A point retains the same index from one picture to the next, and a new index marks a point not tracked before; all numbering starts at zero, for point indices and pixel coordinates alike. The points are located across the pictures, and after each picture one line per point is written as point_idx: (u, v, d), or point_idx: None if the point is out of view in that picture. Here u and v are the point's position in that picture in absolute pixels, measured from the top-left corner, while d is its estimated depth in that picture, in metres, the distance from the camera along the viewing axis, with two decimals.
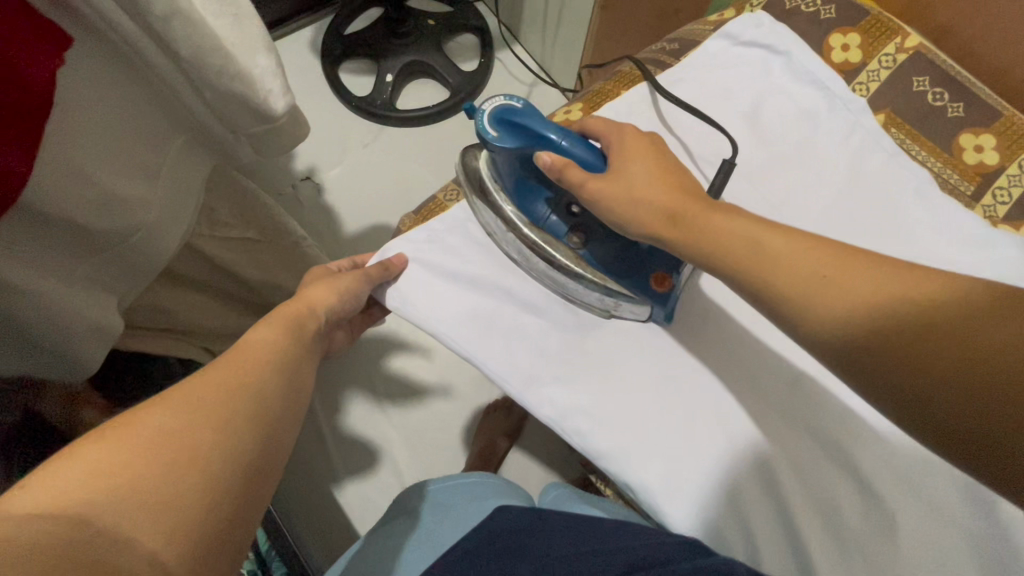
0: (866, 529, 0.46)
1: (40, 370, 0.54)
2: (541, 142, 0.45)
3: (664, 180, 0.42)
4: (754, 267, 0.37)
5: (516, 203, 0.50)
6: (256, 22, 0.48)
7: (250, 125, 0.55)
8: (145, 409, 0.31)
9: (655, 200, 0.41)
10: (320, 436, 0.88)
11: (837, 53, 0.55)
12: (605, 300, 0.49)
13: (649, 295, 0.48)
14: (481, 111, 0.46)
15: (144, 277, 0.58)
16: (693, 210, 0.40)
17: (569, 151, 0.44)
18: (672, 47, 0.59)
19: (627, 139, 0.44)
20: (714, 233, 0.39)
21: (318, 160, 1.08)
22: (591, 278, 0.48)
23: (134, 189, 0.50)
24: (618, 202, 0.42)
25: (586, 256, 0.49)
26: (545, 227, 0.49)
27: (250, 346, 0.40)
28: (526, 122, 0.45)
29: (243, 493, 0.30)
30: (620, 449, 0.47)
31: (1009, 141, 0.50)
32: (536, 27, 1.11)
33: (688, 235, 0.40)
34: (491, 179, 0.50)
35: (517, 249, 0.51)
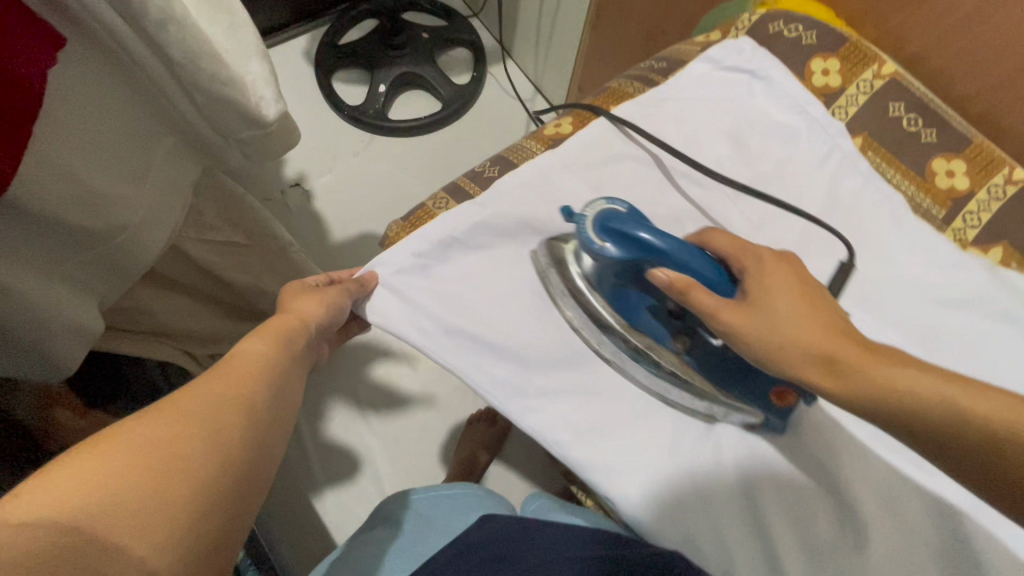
0: (840, 543, 0.47)
1: (15, 370, 0.53)
2: (651, 254, 0.46)
3: (815, 316, 0.41)
4: (898, 407, 0.36)
5: (616, 305, 0.51)
6: (251, 32, 0.51)
7: (242, 130, 0.55)
8: (138, 415, 0.30)
9: (807, 344, 0.39)
10: (300, 444, 0.87)
11: (817, 77, 0.57)
12: (714, 407, 0.50)
13: (765, 408, 0.48)
14: (584, 220, 0.47)
15: (127, 279, 0.57)
16: (851, 354, 0.38)
17: (687, 265, 0.45)
18: (661, 65, 0.62)
19: (766, 264, 0.44)
20: (878, 381, 0.37)
21: (308, 167, 1.08)
22: (699, 385, 0.50)
23: (120, 188, 0.50)
24: (762, 336, 0.41)
25: (689, 362, 0.50)
26: (648, 331, 0.51)
27: (240, 355, 0.39)
28: (629, 229, 0.45)
29: (236, 502, 0.30)
30: (603, 463, 0.47)
31: (979, 167, 0.52)
32: (529, 44, 1.13)
33: (845, 384, 0.38)
34: (591, 282, 0.51)
35: (613, 349, 0.52)
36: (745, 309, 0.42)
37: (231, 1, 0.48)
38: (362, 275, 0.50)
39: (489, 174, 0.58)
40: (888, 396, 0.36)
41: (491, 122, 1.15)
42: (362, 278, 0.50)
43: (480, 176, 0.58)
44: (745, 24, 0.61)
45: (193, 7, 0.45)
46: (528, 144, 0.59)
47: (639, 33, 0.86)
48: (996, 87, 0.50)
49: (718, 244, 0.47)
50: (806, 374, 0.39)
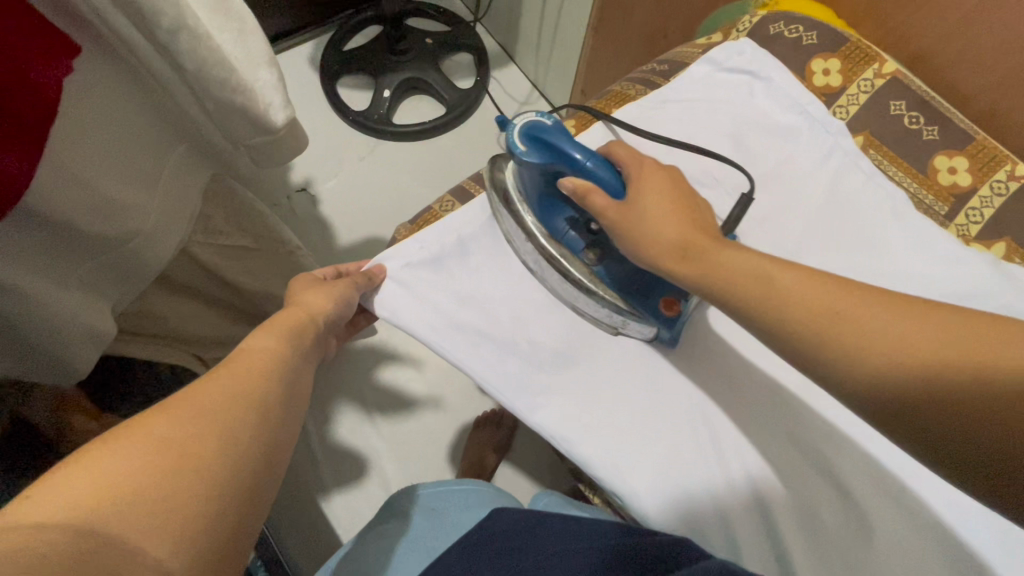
0: (847, 538, 0.47)
1: (31, 373, 0.54)
2: (562, 159, 0.46)
3: (674, 211, 0.42)
4: (763, 301, 0.37)
5: (540, 214, 0.51)
6: (262, 39, 0.51)
7: (250, 137, 0.56)
8: (151, 415, 0.30)
9: (666, 236, 0.41)
10: (308, 446, 0.88)
11: (819, 77, 0.58)
12: (614, 316, 0.51)
13: (658, 320, 0.49)
14: (513, 126, 0.48)
15: (140, 283, 0.58)
16: (701, 242, 0.40)
17: (591, 172, 0.45)
18: (663, 67, 0.62)
19: (648, 167, 0.45)
20: (727, 273, 0.39)
21: (314, 173, 1.09)
22: (602, 294, 0.50)
23: (133, 194, 0.51)
24: (631, 231, 0.42)
25: (598, 274, 0.50)
26: (563, 240, 0.51)
27: (251, 352, 0.39)
28: (550, 137, 0.46)
29: (249, 499, 0.30)
30: (609, 458, 0.47)
31: (981, 164, 0.52)
32: (532, 48, 1.14)
33: (695, 270, 0.40)
34: (517, 189, 0.52)
35: (534, 258, 0.52)
36: (617, 210, 0.44)
37: (242, 10, 0.49)
38: (370, 269, 0.51)
39: None
40: (772, 299, 0.37)
41: (495, 126, 1.16)
42: (369, 271, 0.51)
43: (484, 179, 0.59)
44: (746, 26, 0.62)
45: (204, 15, 0.46)
46: None
47: (641, 37, 0.87)
48: (1000, 84, 0.50)
49: (617, 154, 0.47)
50: (767, 313, 0.37)
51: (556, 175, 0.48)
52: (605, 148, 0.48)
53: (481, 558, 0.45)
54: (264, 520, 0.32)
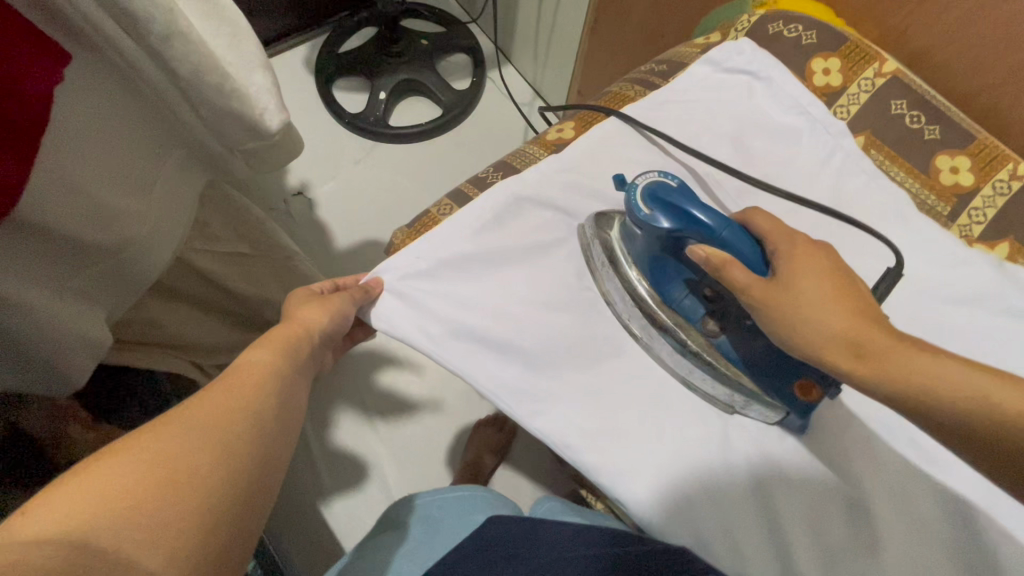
0: (852, 543, 0.46)
1: (26, 385, 0.53)
2: (695, 228, 0.44)
3: (846, 303, 0.39)
4: (915, 394, 0.35)
5: (652, 279, 0.50)
6: (253, 41, 0.51)
7: (246, 141, 0.56)
8: (146, 428, 0.30)
9: (833, 328, 0.38)
10: (308, 451, 0.87)
11: (819, 76, 0.57)
12: (736, 396, 0.48)
13: (790, 404, 0.46)
14: (634, 188, 0.46)
15: (134, 291, 0.57)
16: (875, 340, 0.37)
17: (728, 243, 0.43)
18: (661, 68, 0.62)
19: (802, 248, 0.42)
20: (899, 370, 0.36)
21: (311, 176, 1.08)
22: (726, 372, 0.47)
23: (126, 201, 0.50)
24: (799, 322, 0.39)
25: (720, 350, 0.48)
26: (679, 308, 0.49)
27: (246, 366, 0.39)
28: (678, 202, 0.44)
29: (244, 512, 0.30)
30: (612, 466, 0.47)
31: (982, 163, 0.52)
32: (528, 48, 1.13)
33: (872, 369, 0.36)
34: (629, 254, 0.51)
35: (641, 324, 0.51)
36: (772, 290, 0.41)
37: (235, 14, 0.49)
38: (367, 282, 0.50)
39: (492, 180, 0.58)
40: (947, 397, 0.35)
41: (493, 127, 1.15)
42: (367, 284, 0.50)
43: (484, 182, 0.58)
44: (745, 25, 0.61)
45: (196, 21, 0.46)
46: (529, 149, 0.60)
47: (638, 36, 0.86)
48: (1001, 82, 0.50)
49: (756, 223, 0.45)
50: (939, 410, 0.35)
51: (681, 241, 0.46)
52: (742, 215, 0.46)
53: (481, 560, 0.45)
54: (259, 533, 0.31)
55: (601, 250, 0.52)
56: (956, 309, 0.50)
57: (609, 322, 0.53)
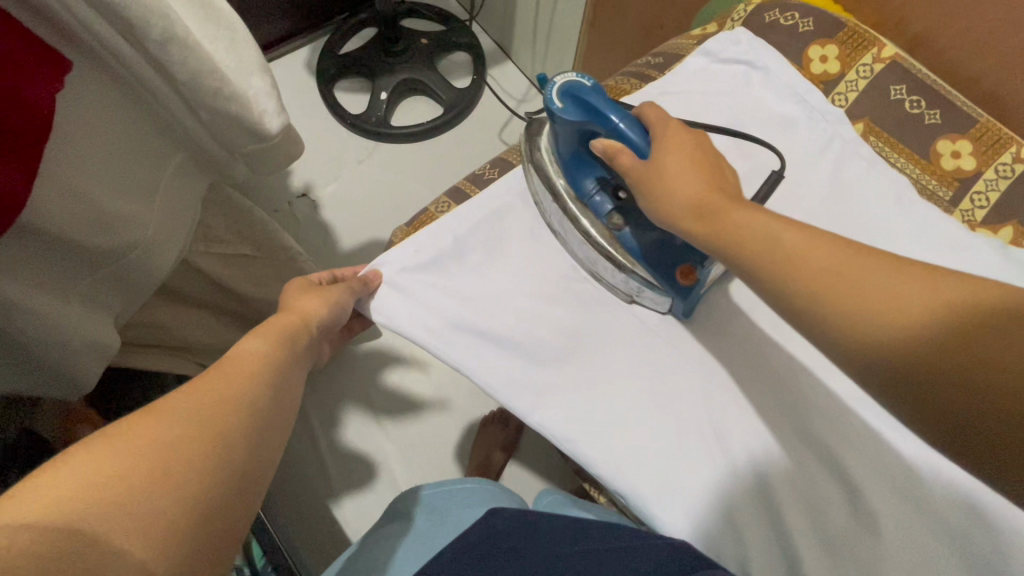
0: (857, 533, 0.45)
1: (38, 389, 0.54)
2: (598, 119, 0.46)
3: (696, 171, 0.41)
4: (764, 265, 0.36)
5: (567, 175, 0.52)
6: (253, 46, 0.52)
7: (246, 143, 0.57)
8: (139, 413, 0.30)
9: (682, 195, 0.40)
10: (317, 449, 0.88)
11: (816, 64, 0.57)
12: (632, 284, 0.51)
13: (675, 288, 0.49)
14: (553, 84, 0.48)
15: (141, 294, 0.58)
16: (715, 200, 0.39)
17: (622, 131, 0.45)
18: (658, 60, 0.62)
19: (676, 129, 0.44)
20: (738, 231, 0.37)
21: (314, 177, 1.09)
22: (623, 261, 0.50)
23: (130, 206, 0.51)
24: (659, 196, 0.41)
25: (619, 239, 0.50)
26: (588, 203, 0.51)
27: (241, 351, 0.40)
28: (586, 95, 0.46)
29: (234, 499, 0.30)
30: (613, 457, 0.47)
31: (986, 146, 0.51)
32: (528, 45, 1.13)
33: (712, 230, 0.38)
34: (551, 153, 0.53)
35: (557, 219, 0.53)
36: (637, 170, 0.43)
37: (232, 17, 0.49)
38: (366, 274, 0.51)
39: (489, 175, 0.59)
40: (820, 280, 0.34)
41: (494, 124, 1.15)
42: (365, 276, 0.51)
43: (481, 179, 0.59)
44: (741, 15, 0.61)
45: (193, 25, 0.46)
46: None
47: (637, 29, 0.86)
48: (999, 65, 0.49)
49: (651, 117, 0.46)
50: (781, 278, 0.35)
51: (590, 135, 0.48)
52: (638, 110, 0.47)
53: (481, 553, 0.45)
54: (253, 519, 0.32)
55: (527, 153, 0.54)
56: None
57: (607, 312, 0.53)
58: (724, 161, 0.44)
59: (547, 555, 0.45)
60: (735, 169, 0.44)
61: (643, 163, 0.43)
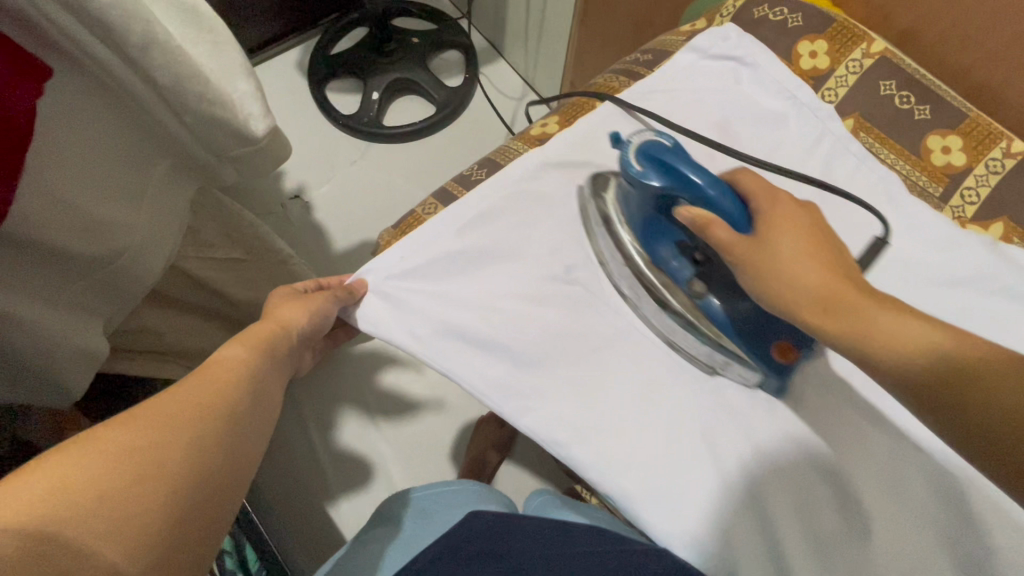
0: (843, 533, 0.46)
1: (28, 398, 0.54)
2: (683, 187, 0.45)
3: (814, 255, 0.40)
4: (864, 341, 0.37)
5: (643, 239, 0.52)
6: (235, 47, 0.51)
7: (234, 147, 0.57)
8: (114, 419, 0.30)
9: (806, 284, 0.39)
10: (312, 451, 0.88)
11: (805, 59, 0.57)
12: (717, 356, 0.50)
13: (767, 364, 0.48)
14: (628, 146, 0.47)
15: (130, 300, 0.58)
16: (846, 294, 0.39)
17: (713, 200, 0.44)
18: (647, 57, 0.62)
19: (781, 205, 0.43)
20: (873, 327, 0.37)
21: (307, 179, 1.09)
22: (705, 330, 0.49)
23: (116, 213, 0.51)
24: (775, 279, 0.40)
25: (703, 308, 0.50)
26: (666, 269, 0.51)
27: (221, 360, 0.39)
28: (671, 160, 0.45)
29: (209, 506, 0.30)
30: (603, 460, 0.47)
31: (976, 142, 0.50)
32: (519, 43, 1.12)
33: (839, 325, 0.38)
34: (621, 212, 0.52)
35: (631, 283, 0.53)
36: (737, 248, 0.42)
37: (215, 20, 0.49)
38: (352, 284, 0.51)
39: (477, 176, 0.58)
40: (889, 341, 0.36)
41: (486, 123, 1.15)
42: (351, 286, 0.51)
43: (469, 179, 0.59)
44: (730, 10, 0.61)
45: (175, 30, 0.46)
46: (514, 145, 0.60)
47: (628, 25, 0.85)
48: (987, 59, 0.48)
49: (744, 183, 0.45)
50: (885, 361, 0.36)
51: (671, 200, 0.47)
52: (730, 177, 0.46)
53: (461, 556, 0.45)
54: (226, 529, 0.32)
55: (592, 203, 0.54)
56: (950, 293, 0.49)
57: (595, 314, 0.53)
58: (833, 236, 0.43)
59: (527, 562, 0.45)
60: (845, 246, 0.44)
61: (745, 240, 0.42)
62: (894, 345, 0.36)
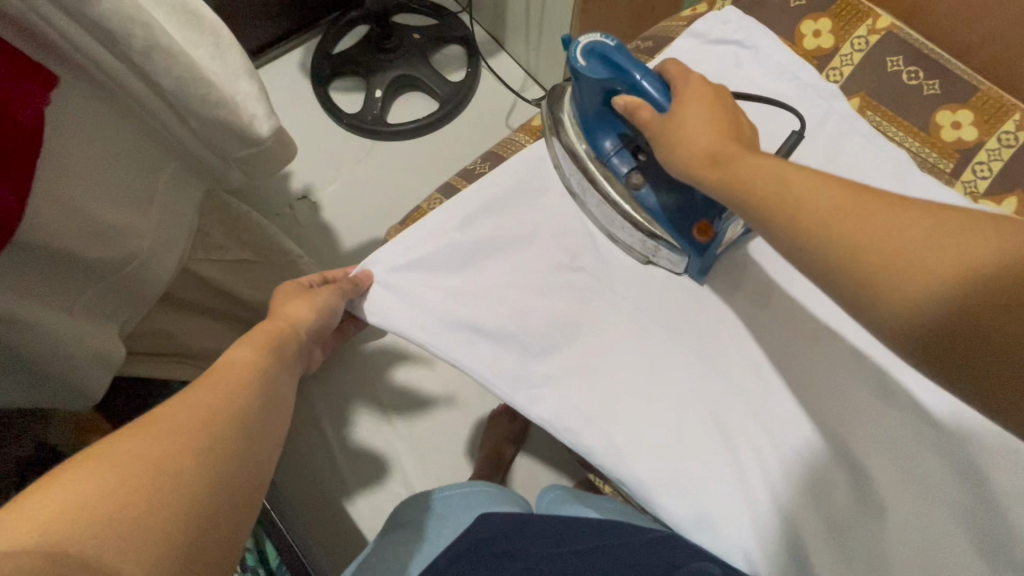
0: (862, 522, 0.45)
1: (49, 404, 0.55)
2: (621, 77, 0.46)
3: (714, 123, 0.41)
4: (783, 213, 0.36)
5: (585, 135, 0.52)
6: (237, 49, 0.52)
7: (238, 149, 0.58)
8: (124, 434, 0.30)
9: (698, 143, 0.40)
10: (328, 449, 0.89)
11: (809, 39, 0.56)
12: (648, 242, 0.51)
13: (691, 246, 0.49)
14: (575, 44, 0.48)
15: (143, 305, 0.59)
16: (732, 150, 0.39)
17: (645, 88, 0.45)
18: (648, 44, 0.61)
19: (695, 81, 0.44)
20: (750, 179, 0.37)
21: (314, 179, 1.10)
22: (641, 221, 0.50)
23: (127, 218, 0.51)
24: (675, 147, 0.41)
25: (636, 197, 0.50)
26: (607, 162, 0.51)
27: (226, 365, 0.40)
28: (610, 53, 0.47)
29: (228, 508, 0.31)
30: (615, 447, 0.47)
31: (988, 113, 0.49)
32: (520, 34, 1.12)
33: (725, 175, 0.38)
34: (570, 116, 0.53)
35: (577, 179, 0.53)
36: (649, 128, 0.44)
37: (217, 23, 0.49)
38: (357, 275, 0.51)
39: (480, 170, 0.59)
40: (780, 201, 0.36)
41: (490, 117, 1.14)
42: (356, 277, 0.51)
43: (472, 173, 0.59)
44: None
45: (176, 34, 0.47)
46: (516, 137, 0.60)
47: (630, 13, 0.84)
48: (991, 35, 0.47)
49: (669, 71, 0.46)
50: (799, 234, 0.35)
51: (612, 94, 0.48)
52: (660, 67, 0.48)
53: (477, 556, 0.45)
54: (249, 528, 0.32)
55: (547, 113, 0.55)
56: None
57: (602, 300, 0.52)
58: (743, 114, 0.44)
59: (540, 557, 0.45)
60: (752, 124, 0.44)
61: (663, 116, 0.43)
62: (819, 222, 0.34)
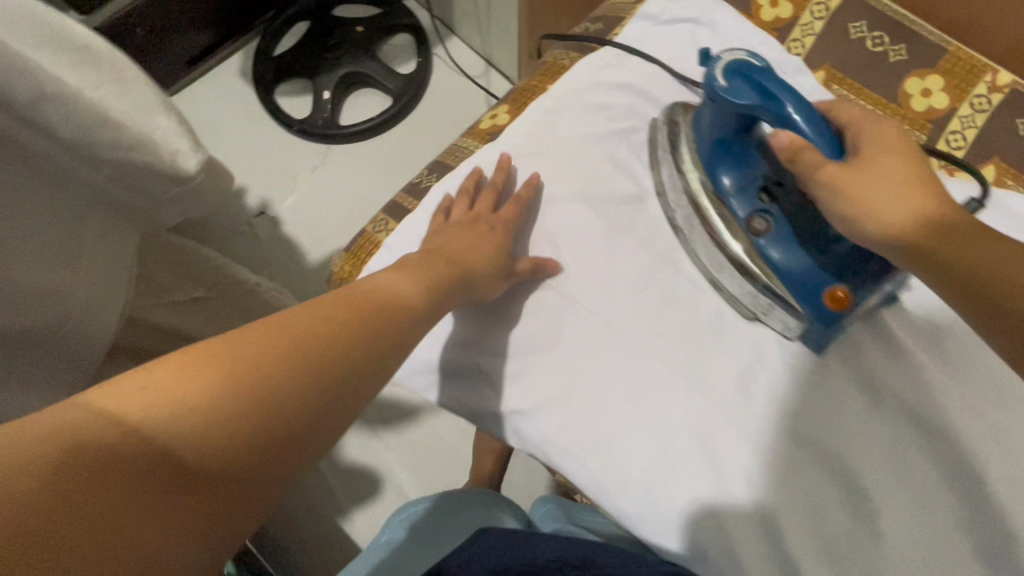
0: (858, 536, 0.44)
1: None
2: (768, 105, 0.40)
3: (897, 151, 0.39)
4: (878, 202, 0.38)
5: (708, 166, 0.48)
6: (146, 83, 0.47)
7: (169, 189, 0.53)
8: (199, 358, 0.29)
9: (865, 161, 0.39)
10: (317, 472, 0.87)
11: (767, 10, 0.53)
12: (761, 298, 0.47)
13: (817, 314, 0.44)
14: (717, 61, 0.43)
15: (88, 364, 0.55)
16: (913, 173, 0.38)
17: (806, 128, 0.39)
18: (598, 27, 0.58)
19: (883, 124, 0.40)
20: (891, 185, 0.38)
21: (270, 193, 1.04)
22: (758, 273, 0.46)
23: (56, 279, 0.48)
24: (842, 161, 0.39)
25: (756, 244, 0.46)
26: (723, 196, 0.48)
27: (365, 298, 0.37)
28: (756, 77, 0.41)
29: (204, 503, 0.27)
30: (601, 481, 0.47)
31: (958, 79, 0.47)
32: (470, 18, 1.06)
33: (899, 183, 0.38)
34: (690, 143, 0.50)
35: (685, 214, 0.50)
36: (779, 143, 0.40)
37: (115, 56, 0.44)
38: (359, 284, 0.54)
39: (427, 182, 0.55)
40: (884, 187, 0.38)
41: (447, 109, 1.09)
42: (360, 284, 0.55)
43: (419, 187, 0.55)
44: None
45: (70, 73, 0.41)
46: (466, 141, 0.57)
47: None
48: None
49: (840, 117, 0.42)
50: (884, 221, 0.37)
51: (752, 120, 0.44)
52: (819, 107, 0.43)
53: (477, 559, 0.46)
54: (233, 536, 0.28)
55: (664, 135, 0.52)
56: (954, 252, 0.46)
57: (575, 325, 0.49)
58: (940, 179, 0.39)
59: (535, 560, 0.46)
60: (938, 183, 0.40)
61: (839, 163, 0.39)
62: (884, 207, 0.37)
